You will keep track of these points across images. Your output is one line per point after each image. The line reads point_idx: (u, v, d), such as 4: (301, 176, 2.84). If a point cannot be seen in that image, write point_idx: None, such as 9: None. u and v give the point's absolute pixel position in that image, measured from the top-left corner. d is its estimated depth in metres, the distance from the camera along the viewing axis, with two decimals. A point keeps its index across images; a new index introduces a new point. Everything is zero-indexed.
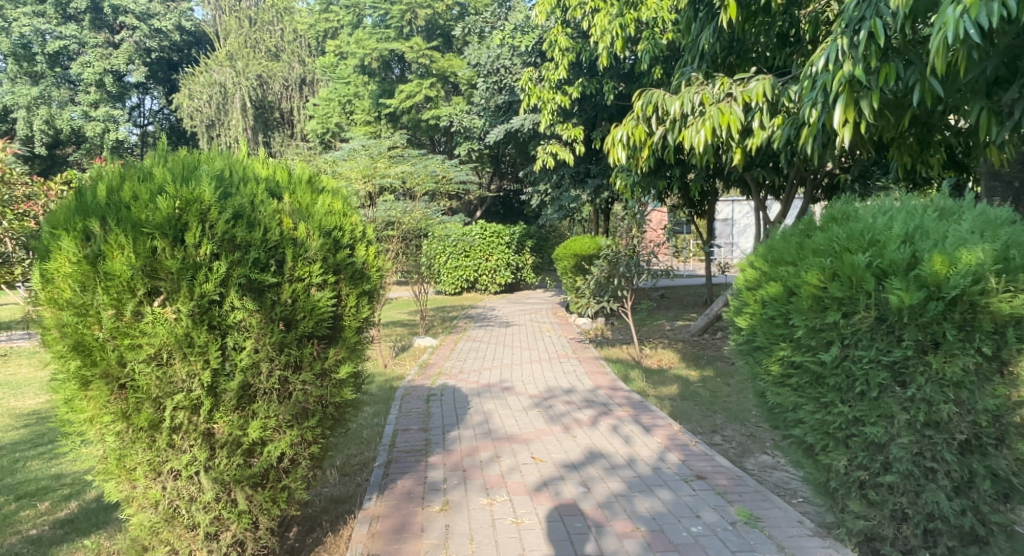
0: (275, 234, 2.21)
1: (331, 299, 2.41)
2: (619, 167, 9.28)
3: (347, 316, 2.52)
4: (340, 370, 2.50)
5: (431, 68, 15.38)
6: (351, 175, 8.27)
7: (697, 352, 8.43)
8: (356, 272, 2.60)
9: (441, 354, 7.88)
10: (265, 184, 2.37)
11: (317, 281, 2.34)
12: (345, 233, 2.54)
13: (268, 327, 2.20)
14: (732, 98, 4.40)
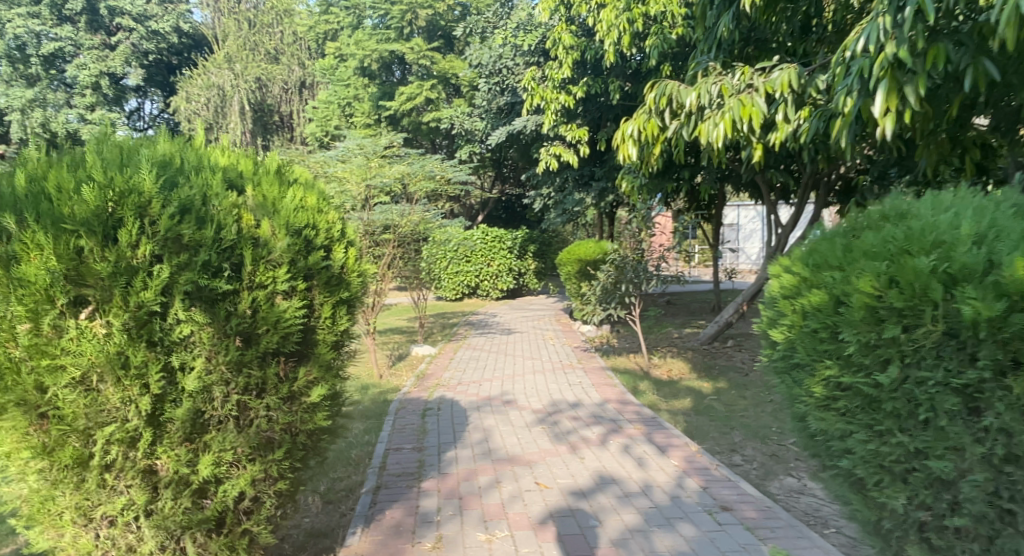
0: (231, 232, 1.88)
1: (300, 310, 2.07)
2: (626, 169, 8.98)
3: (321, 330, 2.21)
4: (311, 394, 2.16)
5: (432, 70, 15.10)
6: (349, 177, 7.94)
7: (708, 362, 8.07)
8: (332, 277, 2.28)
9: (440, 363, 7.50)
10: (222, 175, 2.04)
11: (284, 287, 2.01)
12: (318, 232, 2.22)
13: (220, 344, 1.85)
14: (754, 90, 4.08)
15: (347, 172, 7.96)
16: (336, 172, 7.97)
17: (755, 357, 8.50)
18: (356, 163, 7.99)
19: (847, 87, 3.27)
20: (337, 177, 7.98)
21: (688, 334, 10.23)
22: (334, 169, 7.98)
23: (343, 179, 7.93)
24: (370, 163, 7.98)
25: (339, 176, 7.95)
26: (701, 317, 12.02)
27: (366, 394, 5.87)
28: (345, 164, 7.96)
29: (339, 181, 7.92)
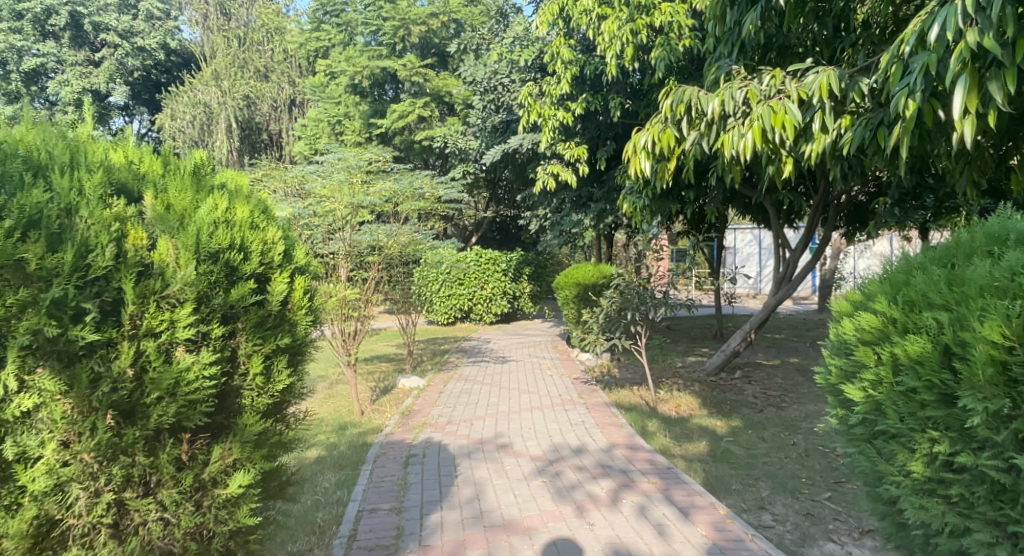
0: (102, 263, 1.74)
1: (210, 369, 1.96)
2: (628, 189, 8.57)
3: (247, 390, 2.15)
4: (226, 485, 2.10)
5: (425, 87, 14.65)
6: (331, 196, 7.22)
7: (718, 396, 7.49)
8: (262, 318, 2.19)
9: (429, 396, 6.86)
10: (109, 192, 1.91)
11: (182, 337, 1.90)
12: (240, 260, 2.10)
13: (82, 423, 1.73)
14: (785, 96, 3.58)
15: (329, 190, 7.23)
16: (317, 190, 7.24)
17: (766, 390, 7.95)
18: (338, 180, 7.27)
19: (906, 86, 2.76)
20: (319, 195, 7.25)
21: (693, 363, 9.67)
22: (317, 186, 7.26)
23: (325, 198, 7.21)
24: (356, 181, 7.31)
25: (321, 195, 7.23)
26: (705, 345, 11.47)
27: (344, 436, 5.24)
28: (328, 181, 7.25)
29: (320, 202, 7.19)
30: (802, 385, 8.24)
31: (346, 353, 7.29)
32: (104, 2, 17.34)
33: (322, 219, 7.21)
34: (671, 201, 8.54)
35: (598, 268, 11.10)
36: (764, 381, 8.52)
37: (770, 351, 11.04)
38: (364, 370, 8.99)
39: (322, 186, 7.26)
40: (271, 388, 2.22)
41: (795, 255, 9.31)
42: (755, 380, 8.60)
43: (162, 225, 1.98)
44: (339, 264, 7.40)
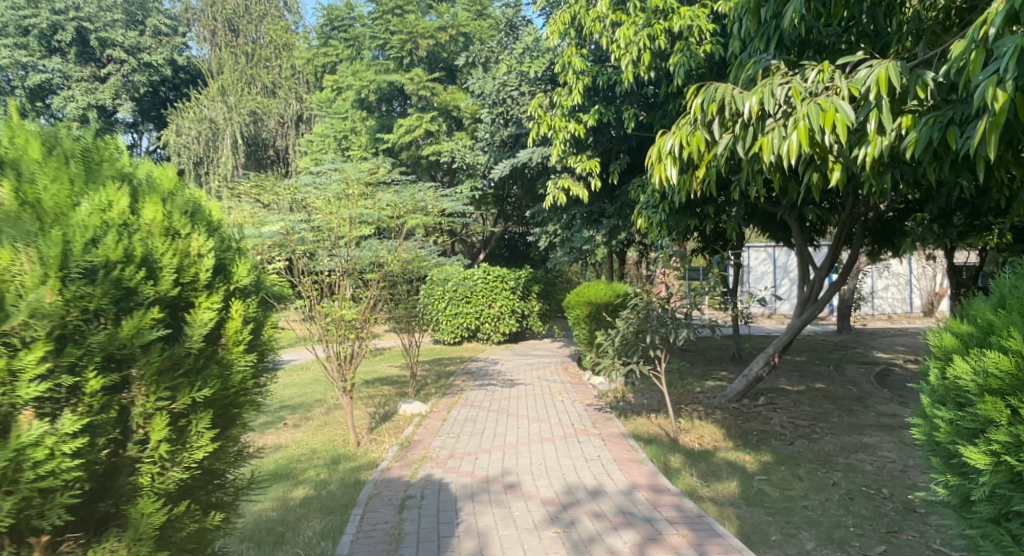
0: None
1: (79, 428, 1.63)
2: (643, 203, 8.28)
3: (145, 460, 1.85)
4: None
5: (432, 101, 14.32)
6: (324, 209, 6.70)
7: (742, 425, 6.99)
8: (167, 360, 1.88)
9: (432, 424, 6.38)
10: None
11: (36, 386, 1.55)
12: (133, 276, 1.78)
13: None
14: (834, 92, 3.14)
15: (323, 202, 6.72)
16: (305, 201, 6.69)
17: (794, 419, 7.44)
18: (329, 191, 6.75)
19: (994, 73, 2.33)
20: (307, 206, 6.71)
21: (712, 389, 9.16)
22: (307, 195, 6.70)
23: (317, 211, 6.71)
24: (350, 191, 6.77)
25: (311, 206, 6.69)
26: (722, 367, 10.96)
27: (336, 472, 4.77)
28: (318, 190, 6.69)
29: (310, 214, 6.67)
30: (831, 413, 7.72)
31: (341, 378, 6.81)
32: (111, 17, 17.28)
33: (315, 233, 6.72)
34: (689, 215, 8.13)
35: (610, 286, 10.64)
36: (790, 408, 8.01)
37: (792, 375, 10.51)
38: (364, 393, 8.56)
39: (311, 195, 6.71)
40: (186, 459, 1.95)
41: (820, 275, 8.86)
42: (780, 407, 8.10)
43: (17, 230, 1.62)
44: (334, 282, 6.93)
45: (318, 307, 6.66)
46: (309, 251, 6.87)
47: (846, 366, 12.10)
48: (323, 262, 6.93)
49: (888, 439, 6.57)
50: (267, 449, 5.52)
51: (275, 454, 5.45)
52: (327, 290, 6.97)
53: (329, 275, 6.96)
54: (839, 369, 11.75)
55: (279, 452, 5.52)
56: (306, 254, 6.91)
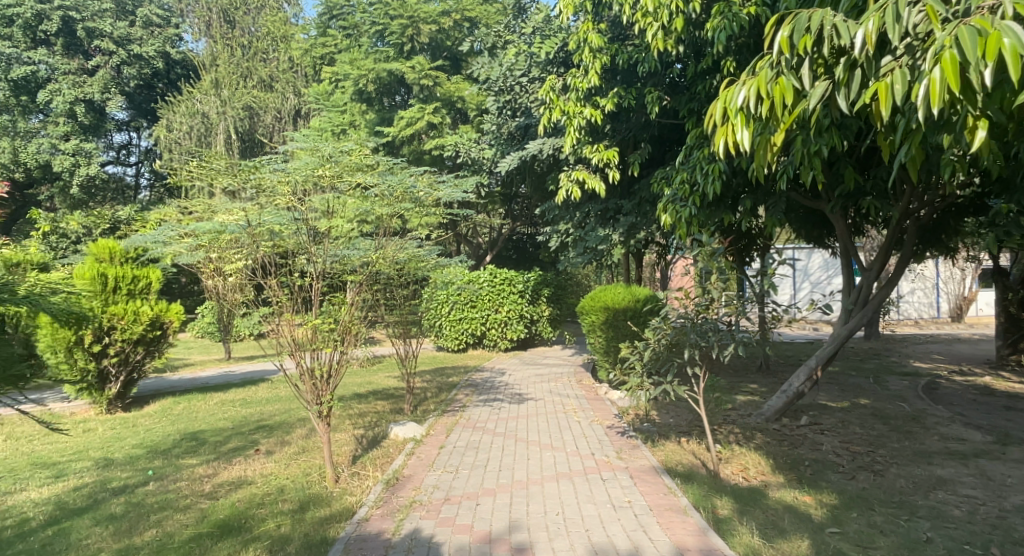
0: None
1: None
2: (669, 196, 7.34)
3: None
4: None
5: (435, 92, 13.46)
6: (297, 197, 5.63)
7: (789, 454, 5.99)
8: None
9: (427, 453, 5.44)
10: None
11: None
12: None
13: None
14: (994, 13, 2.15)
15: (296, 189, 5.64)
16: (274, 188, 5.65)
17: (847, 445, 6.41)
18: (304, 176, 5.66)
19: None
20: (276, 194, 5.65)
21: (748, 406, 8.15)
22: (279, 180, 5.64)
23: (286, 199, 5.60)
24: (327, 176, 5.67)
25: (280, 194, 5.61)
26: (752, 380, 9.96)
27: (301, 524, 3.82)
28: (292, 175, 5.65)
29: (281, 203, 5.63)
30: (889, 437, 6.69)
31: (315, 400, 5.60)
32: (100, 7, 16.68)
33: (290, 228, 5.70)
34: (722, 210, 7.18)
35: (628, 290, 9.68)
36: (841, 431, 6.99)
37: (831, 390, 9.47)
38: (354, 412, 7.62)
39: (281, 179, 5.65)
40: None
41: (869, 277, 7.87)
42: (828, 430, 7.07)
43: None
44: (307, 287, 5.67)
45: (286, 316, 5.58)
46: (282, 247, 5.81)
47: (887, 378, 11.03)
48: (297, 260, 5.80)
49: (966, 471, 5.53)
50: (223, 489, 4.59)
51: (235, 494, 4.51)
52: (301, 296, 5.71)
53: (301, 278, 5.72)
54: (880, 380, 10.68)
55: (241, 491, 4.59)
56: (280, 254, 5.88)
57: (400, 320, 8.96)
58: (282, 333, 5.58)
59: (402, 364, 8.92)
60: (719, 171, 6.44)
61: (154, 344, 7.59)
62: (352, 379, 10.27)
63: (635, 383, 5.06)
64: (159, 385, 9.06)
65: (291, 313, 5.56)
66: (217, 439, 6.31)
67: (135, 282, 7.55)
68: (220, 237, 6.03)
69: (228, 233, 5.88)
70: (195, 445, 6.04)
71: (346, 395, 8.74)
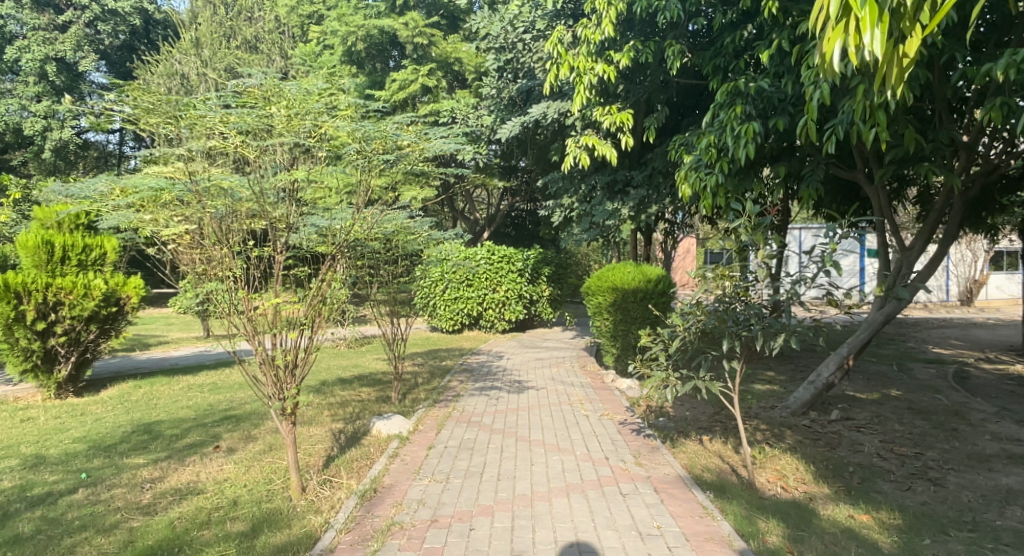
0: None
1: None
2: (693, 162, 6.46)
3: None
4: None
5: (430, 52, 12.52)
6: (251, 145, 4.52)
7: (829, 457, 5.23)
8: None
9: (413, 455, 4.67)
10: None
11: None
12: None
13: None
14: None
15: (248, 134, 4.53)
16: (221, 132, 4.51)
17: (891, 446, 5.66)
18: (254, 117, 4.53)
19: None
20: (225, 141, 4.51)
21: (771, 400, 7.39)
22: (226, 120, 4.51)
23: (239, 148, 4.50)
24: (285, 119, 4.59)
25: (230, 142, 4.49)
26: (770, 370, 9.19)
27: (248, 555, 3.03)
28: (239, 117, 4.53)
29: (233, 151, 4.51)
30: (935, 437, 5.93)
31: (279, 397, 4.62)
32: None
33: (245, 187, 4.49)
34: (752, 178, 6.35)
35: (638, 269, 8.88)
36: (880, 429, 6.22)
37: (857, 379, 8.71)
38: (334, 401, 6.82)
39: (228, 118, 4.52)
40: None
41: (910, 257, 7.07)
42: (864, 427, 6.31)
43: None
44: (268, 259, 4.62)
45: (242, 295, 4.46)
46: (241, 206, 4.58)
47: (912, 366, 10.30)
48: (257, 221, 4.63)
49: None
50: (165, 502, 3.80)
51: (175, 509, 3.71)
52: (258, 267, 4.71)
53: (260, 246, 4.72)
54: (905, 369, 9.95)
55: (183, 504, 3.79)
56: (238, 215, 4.61)
57: (388, 299, 8.14)
58: (234, 314, 4.53)
59: (391, 347, 8.15)
60: (752, 132, 5.59)
61: (110, 321, 6.78)
62: (337, 362, 9.50)
63: (662, 378, 4.23)
64: (121, 367, 8.25)
65: (248, 293, 4.46)
66: (175, 431, 5.53)
67: (86, 252, 6.68)
68: (154, 196, 4.53)
69: (171, 191, 4.47)
70: (148, 439, 5.26)
71: (328, 380, 7.98)
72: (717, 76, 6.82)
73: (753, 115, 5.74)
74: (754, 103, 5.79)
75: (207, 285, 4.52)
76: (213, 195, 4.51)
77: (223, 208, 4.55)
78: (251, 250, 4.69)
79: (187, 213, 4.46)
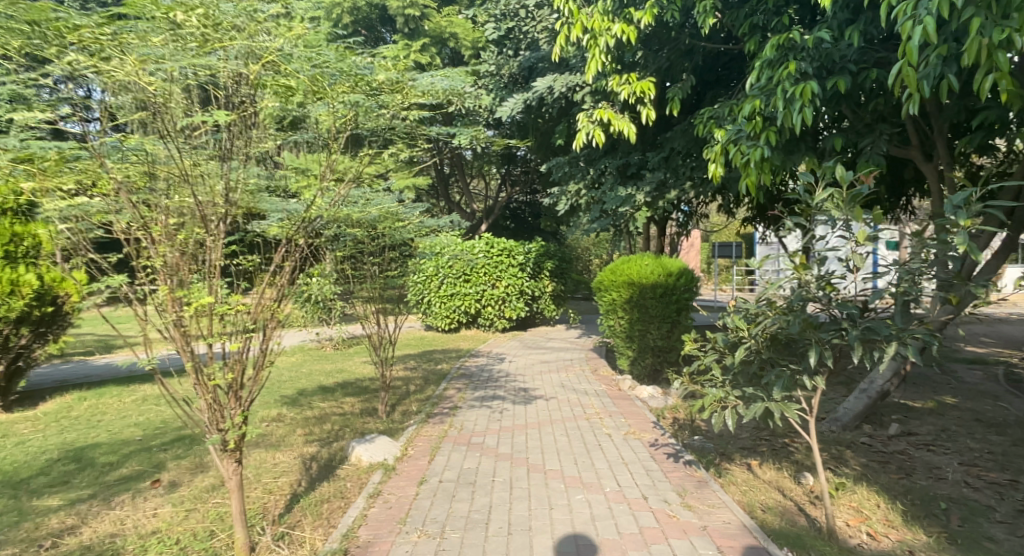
0: None
1: None
2: (731, 134, 5.50)
3: None
4: None
5: (423, 26, 11.54)
6: (174, 87, 3.14)
7: (909, 487, 4.27)
8: None
9: (399, 494, 3.69)
10: None
11: None
12: None
13: None
14: None
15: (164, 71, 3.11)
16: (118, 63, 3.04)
17: (975, 470, 4.71)
18: (162, 38, 3.18)
19: None
20: (129, 81, 3.04)
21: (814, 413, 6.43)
22: (131, 48, 3.08)
23: (158, 95, 3.09)
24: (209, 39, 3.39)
25: (139, 85, 3.06)
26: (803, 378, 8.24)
27: None
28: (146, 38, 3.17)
29: (143, 100, 3.06)
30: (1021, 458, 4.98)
31: (214, 429, 3.22)
32: None
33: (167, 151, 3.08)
34: (802, 151, 5.37)
35: (657, 260, 7.94)
36: (953, 448, 5.27)
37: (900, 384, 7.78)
38: (311, 416, 5.84)
39: (131, 41, 3.09)
40: None
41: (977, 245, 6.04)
42: (933, 446, 5.36)
43: None
44: (203, 246, 3.21)
45: (164, 291, 3.07)
46: (159, 171, 3.11)
47: (954, 367, 9.37)
48: (180, 197, 3.16)
49: None
50: None
51: None
52: (192, 257, 3.22)
53: (189, 227, 3.22)
54: (949, 371, 9.01)
55: None
56: (157, 186, 3.13)
57: (373, 297, 7.15)
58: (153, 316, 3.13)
59: (378, 351, 7.18)
60: (809, 93, 4.64)
61: (45, 323, 5.85)
62: (319, 366, 8.55)
63: (718, 398, 3.27)
64: (69, 377, 7.21)
65: (171, 288, 3.07)
66: (112, 455, 4.57)
67: (15, 241, 5.40)
68: (28, 156, 3.03)
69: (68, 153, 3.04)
70: (73, 470, 4.27)
71: (307, 389, 7.00)
72: (755, 36, 5.86)
73: (810, 74, 4.78)
74: (811, 59, 4.85)
75: (106, 279, 3.07)
76: (117, 157, 3.06)
77: (136, 175, 3.08)
78: (177, 233, 3.20)
79: (84, 176, 3.07)
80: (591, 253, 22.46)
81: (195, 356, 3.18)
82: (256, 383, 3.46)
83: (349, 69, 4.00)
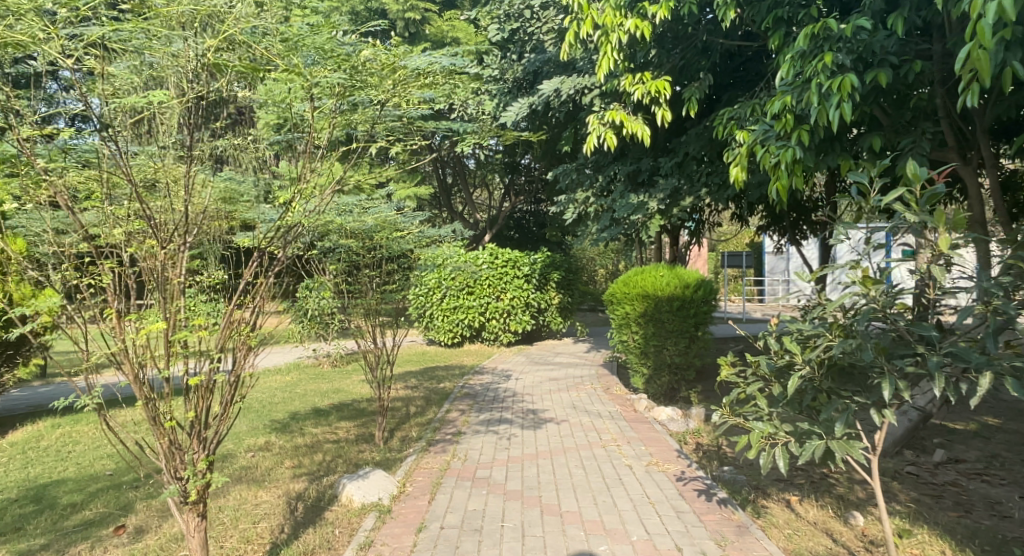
0: None
1: None
2: (758, 134, 5.04)
3: None
4: None
5: (424, 31, 11.21)
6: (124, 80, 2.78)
7: (973, 528, 3.76)
8: None
9: (395, 544, 3.20)
10: None
11: None
12: None
13: None
14: None
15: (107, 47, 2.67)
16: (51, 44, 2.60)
17: None
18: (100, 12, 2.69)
19: None
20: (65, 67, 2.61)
21: None
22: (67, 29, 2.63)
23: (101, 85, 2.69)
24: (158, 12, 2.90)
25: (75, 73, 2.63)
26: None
27: None
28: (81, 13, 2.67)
29: (102, 93, 2.66)
30: None
31: (173, 474, 2.73)
32: None
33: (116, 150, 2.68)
34: (836, 152, 4.91)
35: (672, 271, 7.50)
36: (1010, 478, 4.76)
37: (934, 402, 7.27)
38: (302, 444, 5.38)
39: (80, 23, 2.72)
40: None
41: None
42: (987, 476, 4.84)
43: None
44: (159, 263, 2.71)
45: (110, 314, 2.63)
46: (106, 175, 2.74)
47: None
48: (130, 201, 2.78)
49: None
50: None
51: None
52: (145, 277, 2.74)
53: (140, 240, 2.76)
54: None
55: None
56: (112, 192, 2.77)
57: (370, 312, 6.64)
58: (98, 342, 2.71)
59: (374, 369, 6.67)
60: (848, 87, 4.19)
61: (15, 346, 5.43)
62: (315, 385, 8.10)
63: (766, 434, 2.80)
64: (42, 402, 6.76)
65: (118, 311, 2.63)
66: (76, 493, 4.13)
67: None
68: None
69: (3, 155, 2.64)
70: (29, 512, 3.81)
71: (300, 412, 6.54)
72: (780, 30, 5.40)
73: (848, 66, 4.34)
74: (848, 50, 4.40)
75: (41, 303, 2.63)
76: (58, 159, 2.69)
77: (80, 178, 2.69)
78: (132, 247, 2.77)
79: (15, 182, 2.68)
80: (597, 262, 22.15)
81: (151, 385, 2.68)
82: (224, 421, 2.96)
83: (339, 60, 3.60)
